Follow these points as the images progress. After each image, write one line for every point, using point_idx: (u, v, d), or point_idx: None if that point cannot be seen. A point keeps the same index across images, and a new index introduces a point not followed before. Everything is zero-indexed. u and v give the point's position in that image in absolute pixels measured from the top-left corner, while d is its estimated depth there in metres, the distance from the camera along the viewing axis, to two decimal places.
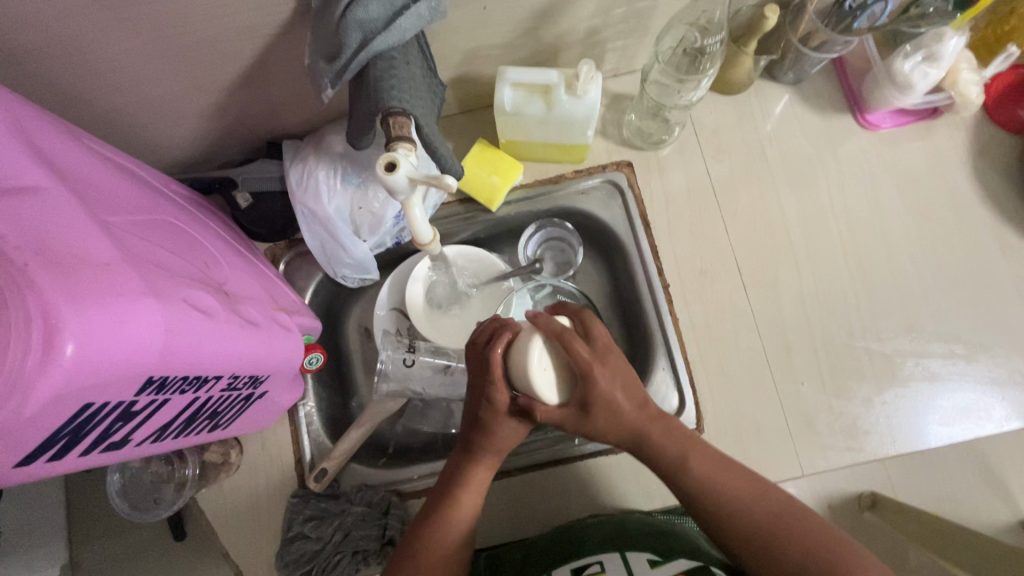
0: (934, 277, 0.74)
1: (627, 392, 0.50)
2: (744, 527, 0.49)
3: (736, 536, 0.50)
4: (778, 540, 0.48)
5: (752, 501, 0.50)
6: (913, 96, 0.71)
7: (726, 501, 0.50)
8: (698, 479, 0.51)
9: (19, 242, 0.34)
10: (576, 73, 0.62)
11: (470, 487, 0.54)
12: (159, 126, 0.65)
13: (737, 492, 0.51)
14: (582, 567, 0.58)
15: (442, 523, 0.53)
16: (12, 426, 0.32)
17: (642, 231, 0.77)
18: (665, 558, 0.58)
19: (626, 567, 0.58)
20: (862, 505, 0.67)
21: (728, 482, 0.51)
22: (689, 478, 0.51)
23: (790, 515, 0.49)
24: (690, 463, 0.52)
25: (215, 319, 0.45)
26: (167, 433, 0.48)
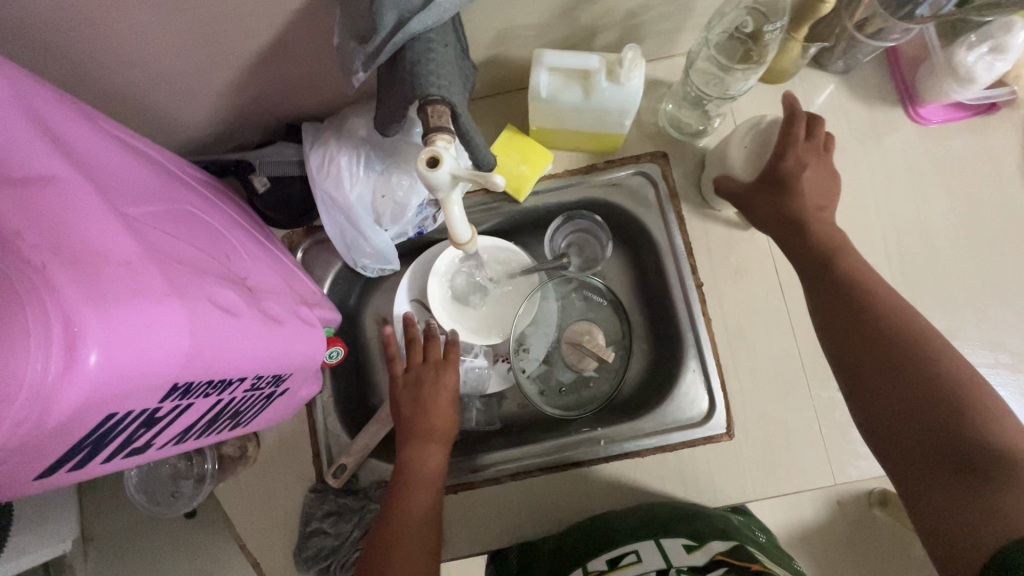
0: (981, 281, 0.71)
1: (816, 186, 0.58)
2: (883, 353, 0.49)
3: (867, 364, 0.50)
4: (906, 346, 0.48)
5: (907, 338, 0.49)
6: (972, 90, 0.67)
7: (873, 332, 0.50)
8: (864, 314, 0.51)
9: (36, 239, 0.31)
10: (619, 58, 0.57)
11: (422, 468, 0.62)
12: (174, 105, 0.62)
13: (886, 326, 0.50)
14: (618, 558, 0.60)
15: (407, 503, 0.59)
16: (32, 440, 0.29)
17: (676, 227, 0.73)
18: (699, 543, 0.58)
19: (662, 554, 0.58)
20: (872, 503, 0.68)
21: (889, 316, 0.50)
22: (850, 300, 0.52)
23: (942, 360, 0.47)
24: (858, 292, 0.52)
25: (240, 319, 0.43)
26: (189, 434, 0.46)
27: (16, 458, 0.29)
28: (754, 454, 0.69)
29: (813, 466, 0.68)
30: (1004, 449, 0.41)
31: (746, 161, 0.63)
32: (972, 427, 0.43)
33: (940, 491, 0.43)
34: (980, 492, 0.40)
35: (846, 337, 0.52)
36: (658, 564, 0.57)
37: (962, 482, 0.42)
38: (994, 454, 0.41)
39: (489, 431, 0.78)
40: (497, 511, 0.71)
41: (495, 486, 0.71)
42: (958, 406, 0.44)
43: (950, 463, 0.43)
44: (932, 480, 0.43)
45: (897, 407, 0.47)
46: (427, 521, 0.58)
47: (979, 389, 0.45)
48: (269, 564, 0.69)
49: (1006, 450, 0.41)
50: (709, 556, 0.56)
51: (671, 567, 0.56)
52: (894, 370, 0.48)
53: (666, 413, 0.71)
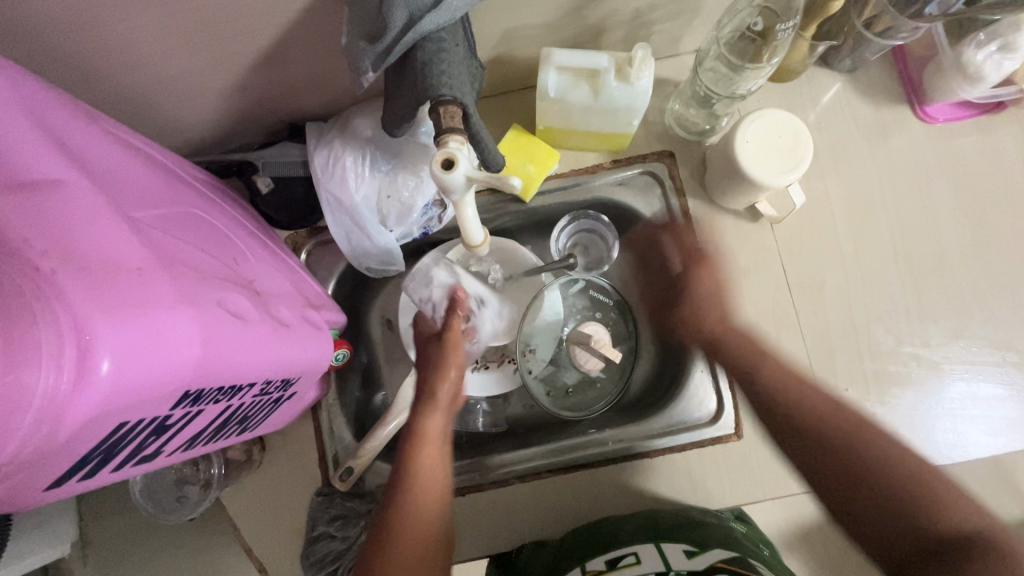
0: (989, 279, 0.71)
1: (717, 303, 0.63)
2: (846, 467, 0.50)
3: (832, 466, 0.51)
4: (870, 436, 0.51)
5: (862, 441, 0.51)
6: (981, 89, 0.67)
7: (833, 440, 0.52)
8: (808, 433, 0.53)
9: (41, 246, 0.30)
10: (629, 58, 0.57)
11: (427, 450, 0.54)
12: (176, 107, 0.61)
13: (838, 432, 0.52)
14: (617, 559, 0.59)
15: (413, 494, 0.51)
16: (43, 453, 0.28)
17: (683, 227, 0.73)
18: (701, 550, 0.57)
19: (662, 558, 0.57)
20: None
21: (835, 421, 0.52)
22: (799, 409, 0.54)
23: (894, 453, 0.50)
24: (804, 401, 0.54)
25: (249, 324, 0.42)
26: (198, 440, 0.45)
27: (26, 473, 0.29)
28: (762, 455, 0.69)
29: None
30: (968, 530, 0.45)
31: (754, 154, 0.62)
32: (934, 518, 0.46)
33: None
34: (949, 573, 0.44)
35: (805, 446, 0.53)
36: (657, 566, 0.56)
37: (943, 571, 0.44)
38: (957, 538, 0.45)
39: (497, 432, 0.78)
40: (507, 513, 0.71)
41: (504, 487, 0.71)
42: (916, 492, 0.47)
43: (928, 556, 0.45)
44: None
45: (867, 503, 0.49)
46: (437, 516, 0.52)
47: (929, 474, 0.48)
48: (277, 569, 0.69)
49: (968, 532, 0.45)
50: (709, 562, 0.54)
51: (671, 570, 0.55)
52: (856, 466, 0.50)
53: (674, 412, 0.71)
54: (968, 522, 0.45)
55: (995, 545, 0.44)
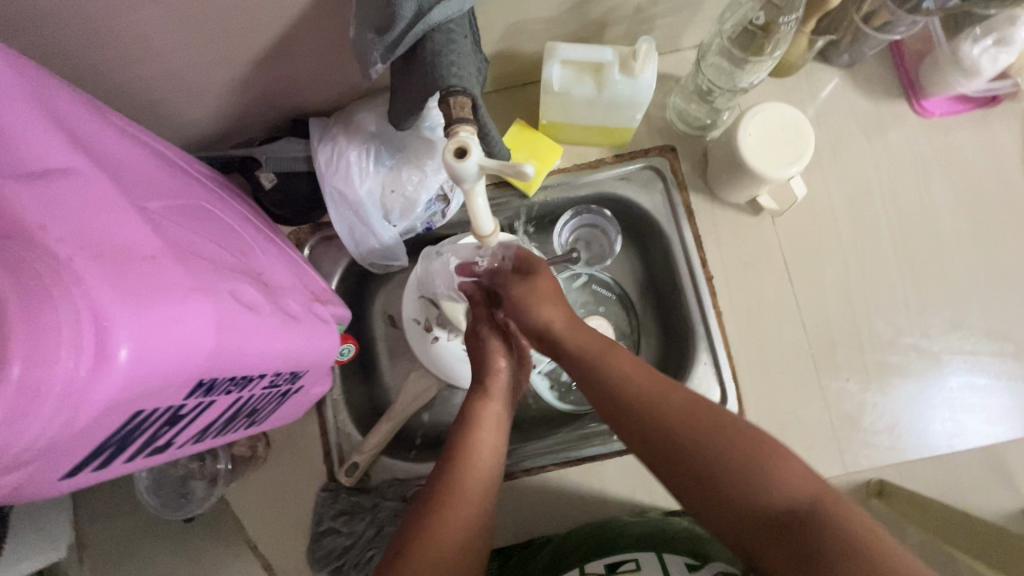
0: (985, 270, 0.72)
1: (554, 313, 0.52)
2: (681, 455, 0.42)
3: (659, 454, 0.43)
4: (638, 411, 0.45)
5: (683, 424, 0.43)
6: (977, 82, 0.68)
7: (657, 425, 0.44)
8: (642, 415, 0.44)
9: (58, 232, 0.30)
10: (633, 51, 0.58)
11: (484, 433, 0.53)
12: (179, 101, 0.61)
13: (662, 414, 0.44)
14: (618, 564, 0.58)
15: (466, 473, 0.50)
16: (61, 441, 0.28)
17: (685, 221, 0.73)
18: (703, 564, 0.57)
19: (662, 567, 0.57)
20: (869, 492, 0.67)
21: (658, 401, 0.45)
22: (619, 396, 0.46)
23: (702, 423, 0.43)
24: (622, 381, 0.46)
25: (260, 315, 0.42)
26: (208, 433, 0.45)
27: (44, 460, 0.29)
28: None
29: (824, 458, 0.68)
30: (798, 502, 0.38)
31: (756, 147, 0.62)
32: (771, 489, 0.39)
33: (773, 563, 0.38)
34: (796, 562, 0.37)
35: (634, 435, 0.45)
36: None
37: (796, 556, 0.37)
38: (800, 509, 0.38)
39: None
40: (513, 506, 0.71)
41: (509, 481, 0.71)
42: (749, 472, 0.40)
43: (779, 539, 0.38)
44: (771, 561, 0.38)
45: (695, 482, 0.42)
46: (483, 503, 0.50)
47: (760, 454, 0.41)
48: (283, 566, 0.69)
49: (797, 507, 0.38)
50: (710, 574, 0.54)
51: None
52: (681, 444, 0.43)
53: None
54: (798, 487, 0.39)
55: (840, 515, 0.37)
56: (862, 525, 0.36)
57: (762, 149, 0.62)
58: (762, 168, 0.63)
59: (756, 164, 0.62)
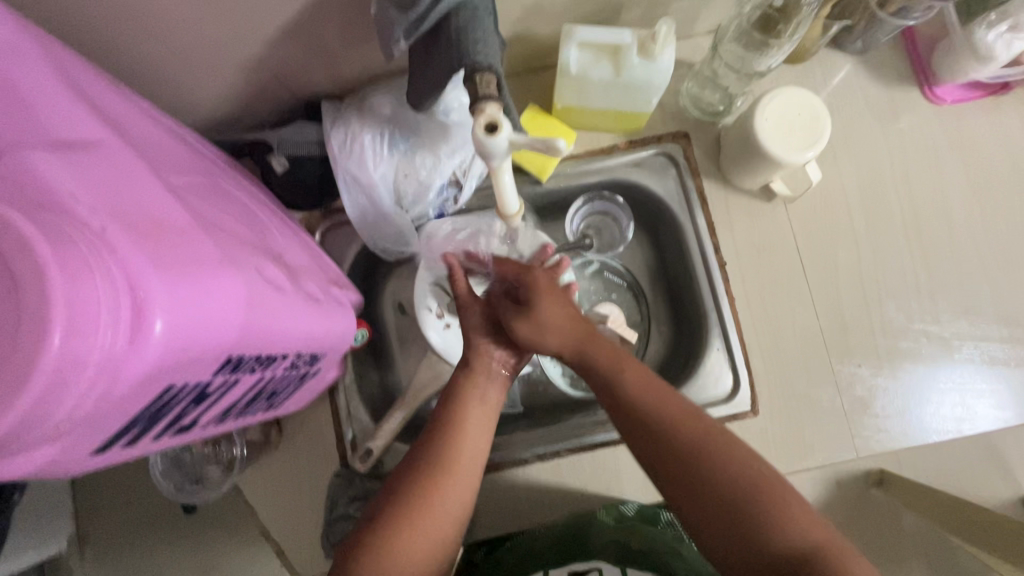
0: (995, 257, 0.72)
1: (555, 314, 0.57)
2: (698, 491, 0.44)
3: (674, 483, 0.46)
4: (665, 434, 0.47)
5: (701, 459, 0.45)
6: (991, 68, 0.68)
7: (682, 449, 0.46)
8: (667, 438, 0.47)
9: (92, 203, 0.29)
10: (652, 34, 0.57)
11: (471, 415, 0.55)
12: (191, 82, 0.60)
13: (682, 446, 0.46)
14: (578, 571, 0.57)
15: (451, 457, 0.52)
16: (95, 413, 0.28)
17: (698, 207, 0.73)
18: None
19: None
20: (870, 481, 0.68)
21: (683, 428, 0.47)
22: (647, 417, 0.48)
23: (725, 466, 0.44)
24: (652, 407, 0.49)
25: (284, 294, 0.41)
26: (228, 414, 0.45)
27: (80, 432, 0.28)
28: (780, 433, 0.69)
29: (835, 443, 0.69)
30: (803, 546, 0.41)
31: (773, 132, 0.62)
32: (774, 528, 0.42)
33: None
34: None
35: (659, 458, 0.47)
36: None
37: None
38: (799, 557, 0.40)
39: (513, 412, 0.77)
40: (526, 493, 0.71)
41: (522, 467, 0.71)
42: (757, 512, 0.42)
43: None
44: None
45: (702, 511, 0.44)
46: (462, 496, 0.51)
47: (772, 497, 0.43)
48: (295, 551, 0.68)
49: (800, 553, 0.40)
50: None
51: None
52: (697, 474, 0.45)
53: (688, 393, 0.70)
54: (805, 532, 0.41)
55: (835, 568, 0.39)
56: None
57: (779, 132, 0.62)
58: (779, 155, 0.62)
59: (772, 147, 0.62)
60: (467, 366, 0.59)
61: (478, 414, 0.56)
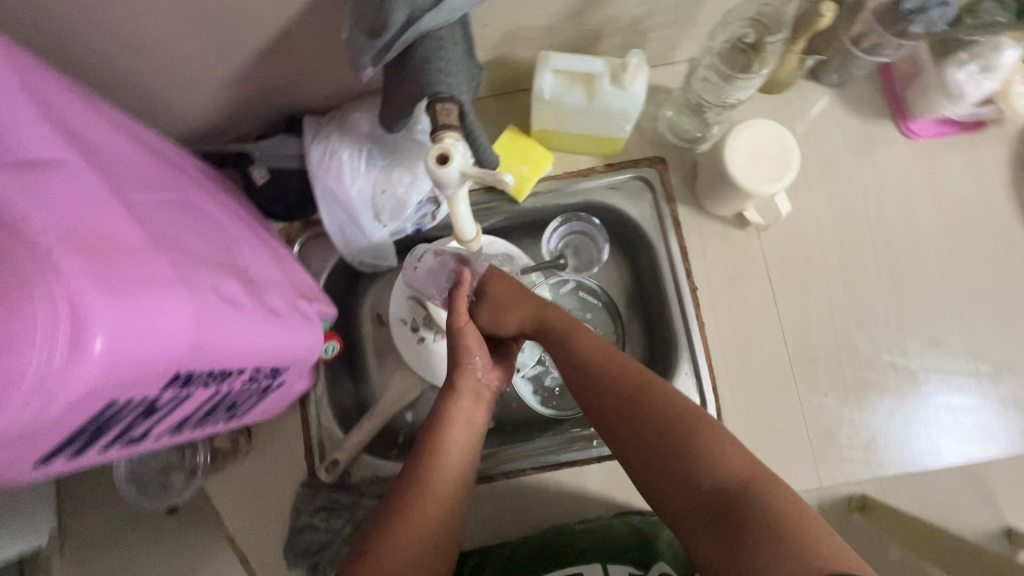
0: (965, 292, 0.73)
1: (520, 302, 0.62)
2: (646, 438, 0.51)
3: (631, 443, 0.52)
4: (618, 390, 0.54)
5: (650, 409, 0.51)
6: (962, 106, 0.69)
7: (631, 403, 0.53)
8: (619, 394, 0.53)
9: (42, 224, 0.30)
10: (623, 63, 0.59)
11: (452, 441, 0.57)
12: (175, 94, 0.61)
13: (634, 405, 0.52)
14: None
15: (437, 472, 0.55)
16: (33, 428, 0.29)
17: (672, 231, 0.74)
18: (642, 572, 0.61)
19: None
20: (851, 506, 0.68)
21: (627, 384, 0.54)
22: (597, 378, 0.55)
23: (671, 421, 0.50)
24: (610, 374, 0.55)
25: (241, 310, 0.43)
26: (185, 426, 0.45)
27: (19, 446, 0.29)
28: None
29: (802, 471, 0.69)
30: (736, 478, 0.46)
31: (743, 162, 0.63)
32: (711, 466, 0.47)
33: (712, 536, 0.45)
34: (730, 525, 0.44)
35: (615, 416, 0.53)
36: None
37: (723, 535, 0.44)
38: (735, 487, 0.45)
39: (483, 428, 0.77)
40: (491, 509, 0.72)
41: (488, 483, 0.72)
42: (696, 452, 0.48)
43: (717, 512, 0.45)
44: (712, 534, 0.45)
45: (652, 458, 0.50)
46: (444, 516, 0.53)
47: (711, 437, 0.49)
48: (259, 558, 0.69)
49: (735, 484, 0.46)
50: None
51: None
52: (644, 420, 0.51)
53: None
54: (738, 469, 0.46)
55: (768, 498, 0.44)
56: (790, 514, 0.43)
57: (750, 161, 0.63)
58: (748, 185, 0.63)
59: (741, 177, 0.63)
60: (453, 386, 0.60)
61: (462, 438, 0.58)
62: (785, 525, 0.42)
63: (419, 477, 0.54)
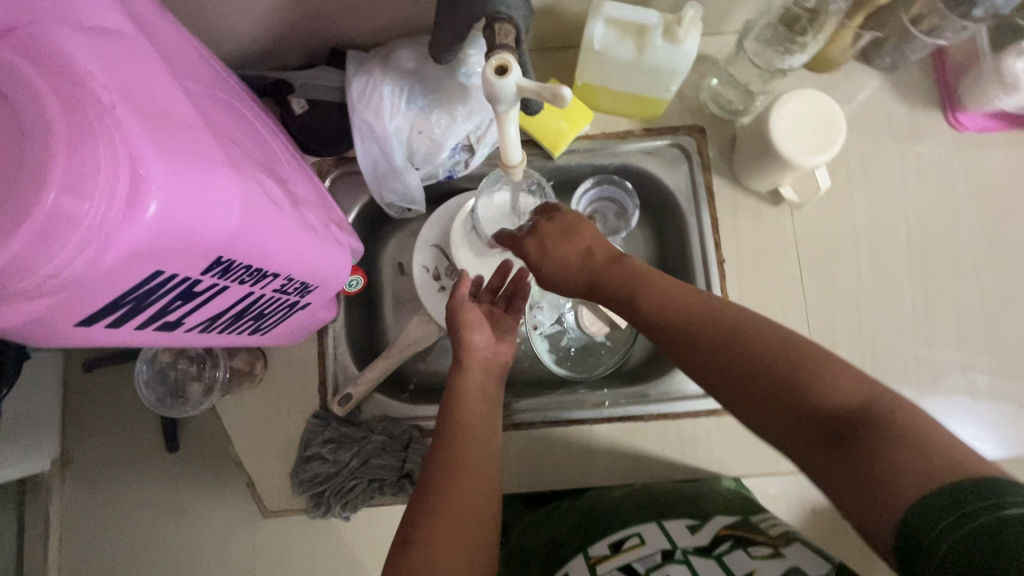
0: (996, 290, 0.72)
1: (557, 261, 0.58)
2: (733, 370, 0.44)
3: (715, 379, 0.45)
4: (689, 324, 0.47)
5: (735, 336, 0.45)
6: (1015, 99, 0.68)
7: (712, 335, 0.46)
8: (698, 328, 0.47)
9: (104, 80, 0.30)
10: (678, 18, 0.58)
11: (471, 410, 0.56)
12: (222, 11, 0.61)
13: (713, 335, 0.46)
14: (621, 541, 0.55)
15: (461, 442, 0.52)
16: (84, 279, 0.29)
17: (704, 203, 0.73)
18: (702, 522, 0.56)
19: (665, 535, 0.55)
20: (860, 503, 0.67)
21: (695, 313, 0.48)
22: (669, 315, 0.49)
23: (761, 351, 0.43)
24: (675, 307, 0.49)
25: (283, 213, 0.43)
26: (213, 326, 0.46)
27: (66, 297, 0.29)
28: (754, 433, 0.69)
29: None
30: (853, 402, 0.39)
31: (789, 132, 0.62)
32: (820, 396, 0.40)
33: (839, 470, 0.38)
34: (858, 456, 0.37)
35: (694, 351, 0.47)
36: (662, 543, 0.53)
37: (848, 471, 0.37)
38: (855, 410, 0.38)
39: None
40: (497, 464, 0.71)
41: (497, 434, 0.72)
42: (797, 375, 0.41)
43: (839, 445, 0.38)
44: (838, 471, 0.38)
45: (748, 394, 0.43)
46: (485, 488, 0.50)
47: (811, 358, 0.42)
48: (263, 483, 0.70)
49: (855, 409, 0.38)
50: (714, 533, 0.53)
51: (676, 546, 0.52)
52: (730, 346, 0.45)
53: (673, 382, 0.73)
54: (846, 396, 0.39)
55: (896, 417, 0.37)
56: (927, 437, 0.35)
57: (797, 131, 0.62)
58: (789, 156, 0.63)
59: (786, 146, 0.62)
60: (459, 362, 0.59)
61: (478, 410, 0.56)
62: (911, 449, 0.35)
63: (446, 455, 0.51)
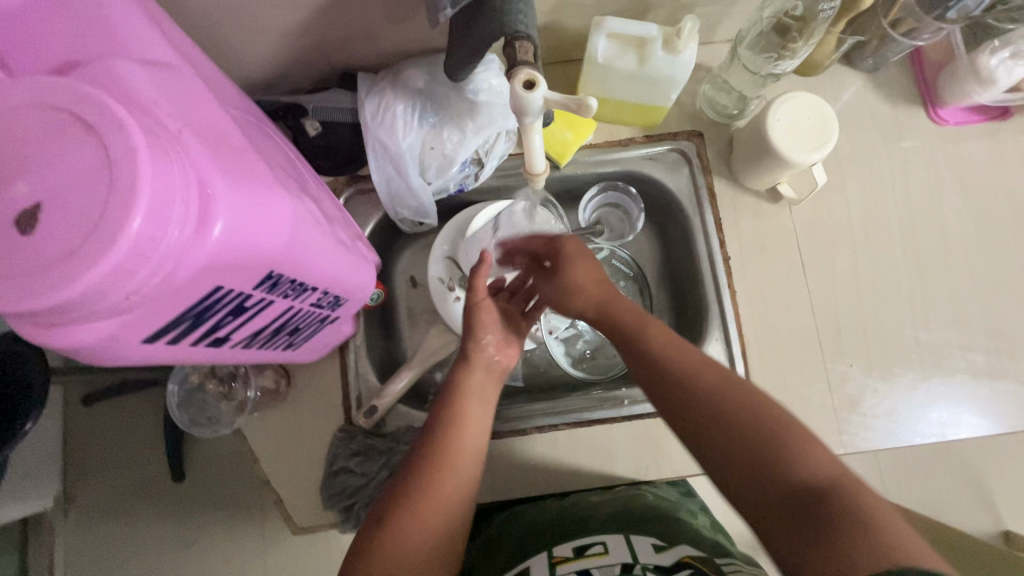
0: (986, 273, 0.75)
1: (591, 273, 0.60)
2: (713, 425, 0.46)
3: (696, 432, 0.47)
4: (682, 381, 0.49)
5: (721, 402, 0.47)
6: (991, 93, 0.72)
7: (701, 394, 0.48)
8: (692, 381, 0.49)
9: (168, 111, 0.32)
10: (677, 29, 0.61)
11: (471, 407, 0.57)
12: (239, 41, 0.63)
13: (704, 397, 0.47)
14: (585, 547, 0.56)
15: (452, 447, 0.54)
16: (157, 295, 0.31)
17: (707, 203, 0.76)
18: (669, 545, 0.55)
19: (631, 550, 0.54)
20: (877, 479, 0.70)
21: (696, 373, 0.49)
22: (664, 369, 0.50)
23: (742, 417, 0.45)
24: (667, 358, 0.51)
25: (322, 230, 0.45)
26: (254, 342, 0.47)
27: (138, 314, 0.31)
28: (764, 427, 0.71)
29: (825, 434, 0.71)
30: (820, 479, 0.40)
31: (785, 131, 0.66)
32: (789, 467, 0.42)
33: (791, 536, 0.39)
34: (814, 529, 0.38)
35: (678, 408, 0.49)
36: (625, 556, 0.53)
37: (798, 539, 0.39)
38: (823, 485, 0.40)
39: (514, 387, 0.80)
40: (522, 469, 0.73)
41: (521, 437, 0.73)
42: (771, 444, 0.43)
43: (797, 515, 0.40)
44: (790, 539, 0.39)
45: (719, 451, 0.45)
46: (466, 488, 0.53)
47: (787, 433, 0.43)
48: (292, 500, 0.71)
49: (820, 485, 0.40)
50: (678, 556, 0.52)
51: (637, 561, 0.52)
52: (718, 410, 0.46)
53: None
54: (812, 474, 0.41)
55: (860, 501, 0.38)
56: (885, 525, 0.37)
57: (792, 131, 0.66)
58: (785, 155, 0.66)
59: (781, 145, 0.66)
60: (465, 359, 0.61)
61: (477, 408, 0.58)
62: (861, 533, 0.36)
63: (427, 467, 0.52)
